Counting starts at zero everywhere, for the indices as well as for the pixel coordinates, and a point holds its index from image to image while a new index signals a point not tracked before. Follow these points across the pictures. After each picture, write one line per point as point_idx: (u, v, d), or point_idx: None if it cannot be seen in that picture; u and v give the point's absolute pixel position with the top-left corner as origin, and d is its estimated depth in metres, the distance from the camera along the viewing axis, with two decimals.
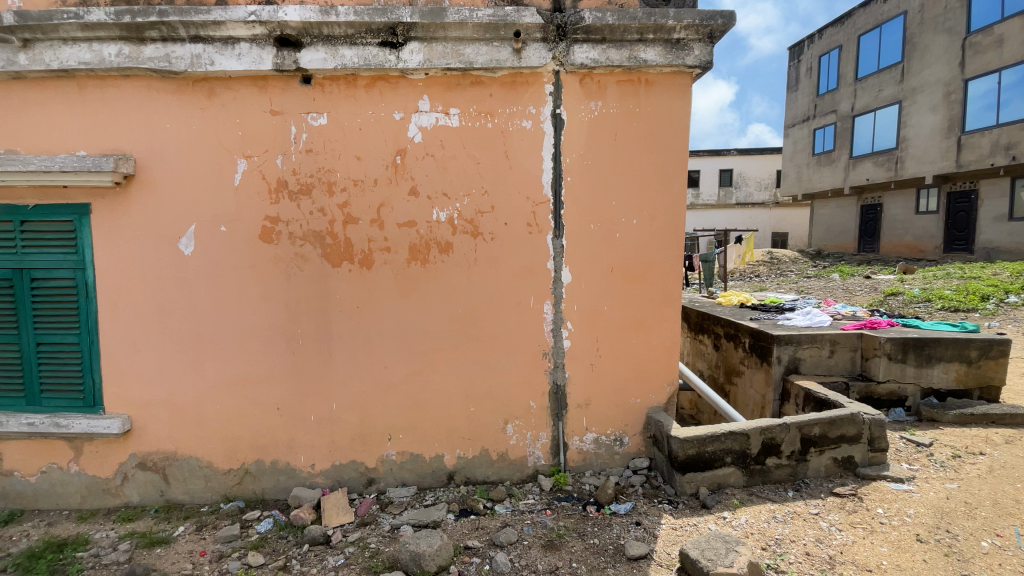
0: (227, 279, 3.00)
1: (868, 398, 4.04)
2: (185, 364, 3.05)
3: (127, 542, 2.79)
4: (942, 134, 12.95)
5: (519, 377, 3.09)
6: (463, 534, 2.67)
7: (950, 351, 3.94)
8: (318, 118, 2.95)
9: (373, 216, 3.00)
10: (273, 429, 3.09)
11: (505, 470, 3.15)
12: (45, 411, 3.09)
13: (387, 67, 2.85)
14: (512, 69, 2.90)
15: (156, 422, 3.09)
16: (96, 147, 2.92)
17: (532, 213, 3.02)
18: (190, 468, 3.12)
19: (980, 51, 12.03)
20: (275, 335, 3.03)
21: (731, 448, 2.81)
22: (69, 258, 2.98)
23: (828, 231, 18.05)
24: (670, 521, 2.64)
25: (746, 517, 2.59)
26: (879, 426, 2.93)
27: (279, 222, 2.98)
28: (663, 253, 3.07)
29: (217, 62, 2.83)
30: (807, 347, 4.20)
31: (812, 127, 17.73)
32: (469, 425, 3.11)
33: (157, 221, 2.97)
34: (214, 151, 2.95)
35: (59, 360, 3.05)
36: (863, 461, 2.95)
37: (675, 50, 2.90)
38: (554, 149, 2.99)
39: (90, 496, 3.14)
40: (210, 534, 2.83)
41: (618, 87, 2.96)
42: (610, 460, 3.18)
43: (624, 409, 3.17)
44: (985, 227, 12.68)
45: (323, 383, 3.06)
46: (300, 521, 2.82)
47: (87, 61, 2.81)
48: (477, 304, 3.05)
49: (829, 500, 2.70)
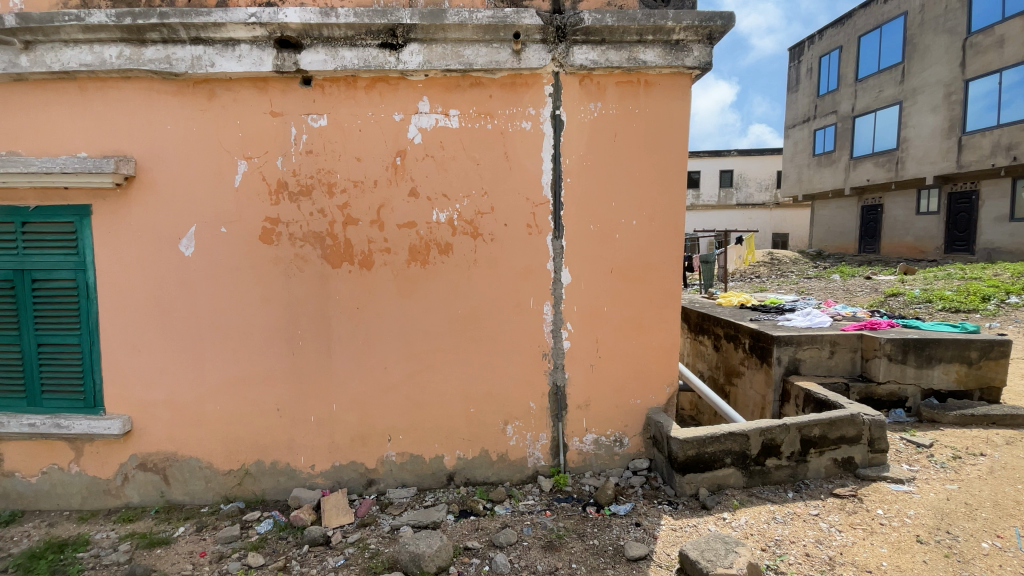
0: (227, 279, 3.00)
1: (868, 399, 4.04)
2: (185, 365, 3.06)
3: (128, 543, 2.80)
4: (942, 135, 12.95)
5: (519, 378, 3.10)
6: (463, 535, 2.67)
7: (951, 352, 3.93)
8: (318, 119, 2.96)
9: (374, 217, 3.00)
10: (273, 430, 3.09)
11: (505, 471, 3.15)
12: (45, 412, 3.10)
13: (387, 68, 2.86)
14: (512, 70, 2.90)
15: (157, 422, 3.09)
16: (97, 148, 2.93)
17: (532, 214, 3.02)
18: (190, 469, 3.12)
19: (981, 51, 12.03)
20: (275, 336, 3.04)
21: (731, 448, 2.81)
22: (69, 258, 2.99)
23: (829, 231, 18.04)
24: (670, 522, 2.64)
25: (746, 517, 2.59)
26: (879, 426, 2.93)
27: (279, 223, 2.99)
28: (663, 254, 3.08)
29: (217, 64, 2.84)
30: (807, 347, 4.20)
31: (813, 127, 17.74)
32: (469, 425, 3.11)
33: (158, 222, 2.98)
34: (214, 152, 2.96)
35: (59, 361, 3.06)
36: (864, 462, 2.94)
37: (675, 51, 2.90)
38: (554, 150, 2.99)
39: (90, 497, 3.15)
40: (210, 535, 2.84)
41: (618, 89, 2.97)
42: (610, 460, 3.18)
43: (624, 410, 3.17)
44: (987, 228, 12.66)
45: (324, 384, 3.06)
46: (300, 522, 2.83)
47: (88, 63, 2.82)
48: (477, 305, 3.05)
49: (829, 500, 2.70)
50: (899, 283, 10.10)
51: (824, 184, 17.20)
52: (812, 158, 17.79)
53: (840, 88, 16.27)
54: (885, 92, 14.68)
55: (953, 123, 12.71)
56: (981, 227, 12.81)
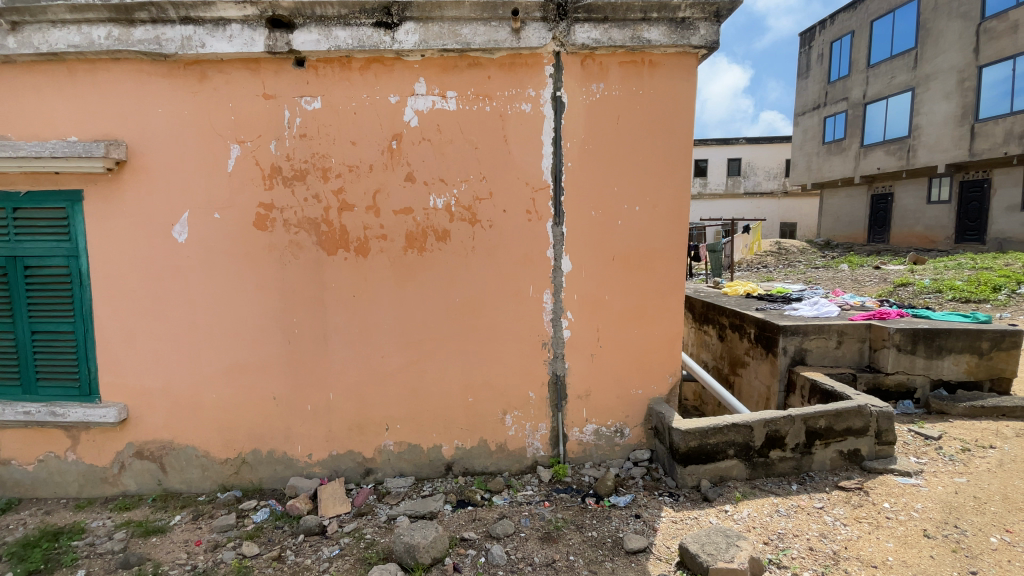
0: (221, 266, 2.95)
1: (876, 390, 3.92)
2: (180, 353, 3.02)
3: (123, 531, 2.79)
4: (954, 123, 12.68)
5: (518, 368, 3.04)
6: (460, 525, 2.63)
7: (962, 342, 3.84)
8: (312, 102, 2.88)
9: (369, 203, 2.93)
10: (269, 419, 3.06)
11: (504, 461, 3.11)
12: (42, 400, 3.08)
13: (381, 48, 2.77)
14: (511, 50, 2.80)
15: (152, 411, 3.07)
16: (87, 132, 2.87)
17: (532, 200, 2.94)
18: (187, 457, 3.10)
19: (995, 36, 11.73)
20: (270, 325, 2.99)
21: (734, 440, 2.75)
22: (62, 245, 2.95)
23: (838, 221, 17.77)
24: (670, 514, 2.58)
25: (748, 510, 2.53)
26: (887, 418, 2.86)
27: (274, 209, 2.92)
28: (666, 241, 2.99)
29: (208, 45, 2.76)
30: (815, 337, 4.08)
31: (822, 115, 17.40)
32: (467, 415, 3.07)
33: (151, 208, 2.92)
34: (205, 136, 2.89)
35: (54, 348, 3.04)
36: (871, 455, 2.88)
37: (680, 29, 2.79)
38: (554, 133, 2.90)
39: (87, 485, 3.15)
40: (205, 524, 2.82)
41: (620, 69, 2.86)
42: (610, 451, 3.12)
43: (625, 400, 3.11)
44: (998, 217, 12.44)
45: (320, 373, 3.02)
46: (295, 511, 2.80)
47: (76, 44, 2.75)
48: (475, 293, 2.98)
49: (833, 493, 2.64)
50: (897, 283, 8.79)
51: (833, 173, 16.92)
52: (821, 146, 17.45)
53: (851, 74, 15.93)
54: (897, 78, 14.35)
55: (966, 110, 12.42)
56: (993, 216, 12.58)
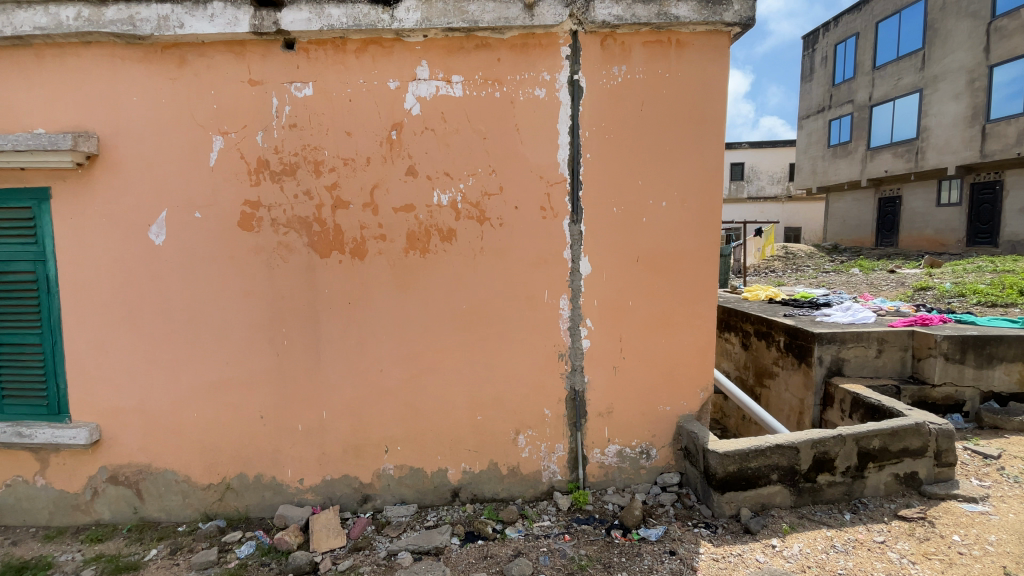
0: (204, 271, 2.66)
1: (922, 404, 3.60)
2: (159, 368, 2.73)
3: (91, 568, 2.48)
4: (965, 123, 12.37)
5: (532, 382, 2.74)
6: (470, 564, 2.32)
7: (1014, 350, 3.53)
8: (302, 88, 2.60)
9: (366, 199, 2.64)
10: (257, 440, 2.76)
11: (516, 486, 2.79)
12: (8, 419, 2.80)
13: (379, 27, 2.48)
14: (523, 28, 2.51)
15: (127, 431, 2.77)
16: (55, 123, 2.60)
17: (546, 195, 2.65)
18: (166, 483, 2.80)
19: (1006, 35, 11.44)
20: (257, 336, 2.70)
21: (778, 463, 2.44)
22: (28, 248, 2.67)
23: (846, 225, 17.46)
24: (710, 550, 2.27)
25: (800, 546, 2.22)
26: (948, 437, 2.54)
27: (260, 207, 2.64)
28: (696, 240, 2.70)
29: (187, 25, 2.49)
30: (853, 346, 3.76)
31: (827, 118, 17.14)
32: (476, 435, 2.76)
33: (126, 207, 2.64)
34: (186, 128, 2.62)
35: (20, 362, 2.75)
36: (929, 478, 2.56)
37: (711, 4, 2.49)
38: (571, 121, 2.61)
39: (58, 513, 2.84)
40: (183, 560, 2.51)
41: (644, 49, 2.59)
42: (635, 475, 2.81)
43: (651, 418, 2.79)
44: (1012, 219, 12.10)
45: (312, 389, 2.72)
46: (284, 546, 2.50)
47: (42, 26, 2.47)
48: (484, 299, 2.69)
49: (894, 525, 2.32)
50: (927, 279, 9.26)
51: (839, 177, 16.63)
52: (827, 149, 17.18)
53: (857, 77, 15.71)
54: (905, 79, 14.10)
55: (976, 111, 12.11)
56: (1006, 218, 12.24)
